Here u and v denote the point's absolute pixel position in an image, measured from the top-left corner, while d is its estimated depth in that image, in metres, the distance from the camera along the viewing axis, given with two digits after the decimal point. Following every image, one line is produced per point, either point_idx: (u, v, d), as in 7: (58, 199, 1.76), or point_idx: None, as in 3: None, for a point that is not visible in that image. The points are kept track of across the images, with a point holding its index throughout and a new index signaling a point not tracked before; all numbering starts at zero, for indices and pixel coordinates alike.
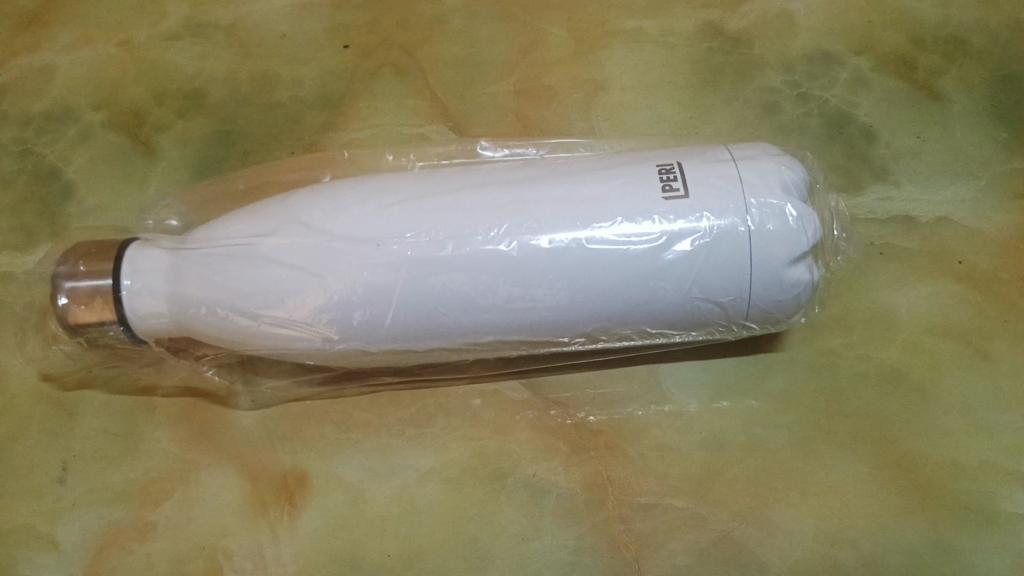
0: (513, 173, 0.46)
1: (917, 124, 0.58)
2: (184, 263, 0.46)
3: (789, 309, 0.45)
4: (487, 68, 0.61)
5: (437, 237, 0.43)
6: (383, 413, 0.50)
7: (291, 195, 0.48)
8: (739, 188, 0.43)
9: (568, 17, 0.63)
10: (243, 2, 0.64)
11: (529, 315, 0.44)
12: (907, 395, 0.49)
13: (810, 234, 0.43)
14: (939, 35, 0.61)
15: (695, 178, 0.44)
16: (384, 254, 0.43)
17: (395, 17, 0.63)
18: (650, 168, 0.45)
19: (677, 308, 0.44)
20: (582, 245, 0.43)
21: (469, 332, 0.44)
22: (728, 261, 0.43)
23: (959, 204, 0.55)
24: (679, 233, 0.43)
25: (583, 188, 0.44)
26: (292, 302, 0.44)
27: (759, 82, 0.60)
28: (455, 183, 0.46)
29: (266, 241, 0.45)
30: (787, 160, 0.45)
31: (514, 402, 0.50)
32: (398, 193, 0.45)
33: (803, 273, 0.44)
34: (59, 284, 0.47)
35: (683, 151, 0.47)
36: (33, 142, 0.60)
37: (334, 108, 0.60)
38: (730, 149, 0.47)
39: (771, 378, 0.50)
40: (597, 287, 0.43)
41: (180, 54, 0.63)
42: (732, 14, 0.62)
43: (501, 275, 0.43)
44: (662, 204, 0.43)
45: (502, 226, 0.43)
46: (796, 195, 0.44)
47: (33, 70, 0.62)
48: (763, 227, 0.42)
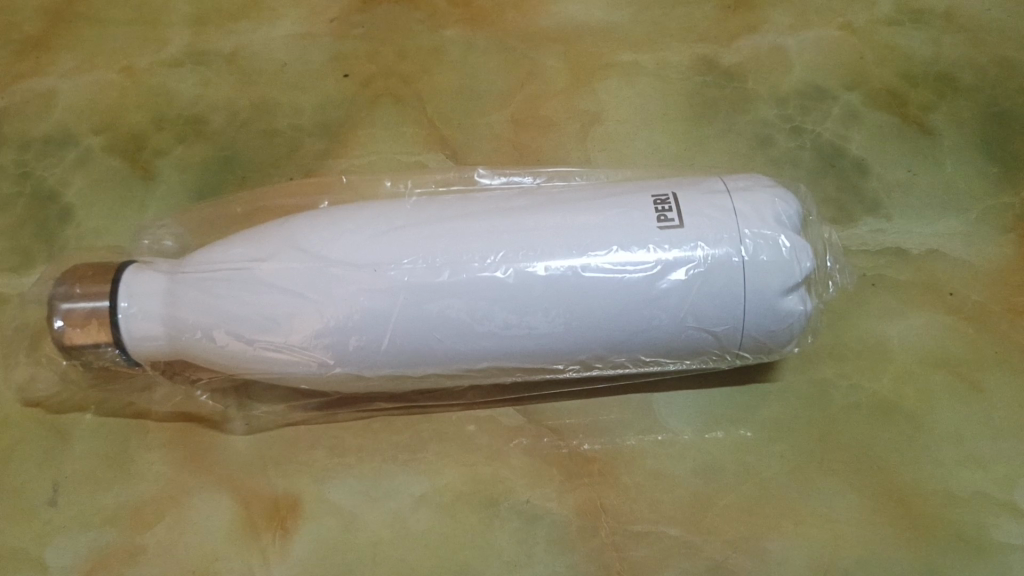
0: (510, 201, 0.47)
1: (908, 158, 0.58)
2: (181, 286, 0.46)
3: (783, 339, 0.45)
4: (485, 98, 0.62)
5: (434, 264, 0.43)
6: (377, 438, 0.50)
7: (289, 220, 0.48)
8: (733, 218, 0.44)
9: (565, 50, 0.64)
10: (245, 32, 0.66)
11: (525, 342, 0.44)
12: (900, 424, 0.49)
13: (803, 265, 0.44)
14: (929, 72, 0.62)
15: (690, 208, 0.44)
16: (381, 279, 0.43)
17: (395, 47, 0.64)
18: (645, 197, 0.46)
19: (671, 336, 0.44)
20: (577, 273, 0.43)
21: (464, 358, 0.45)
22: (722, 290, 0.43)
23: (950, 237, 0.55)
24: (674, 262, 0.43)
25: (579, 218, 0.45)
26: (289, 326, 0.44)
27: (752, 115, 0.61)
28: (453, 210, 0.46)
29: (264, 265, 0.45)
30: (781, 191, 0.46)
31: (508, 428, 0.50)
32: (396, 218, 0.46)
33: (797, 303, 0.44)
34: (56, 306, 0.47)
35: (678, 182, 0.47)
36: (32, 165, 0.61)
37: (334, 135, 0.61)
38: (724, 181, 0.47)
39: (764, 408, 0.50)
40: (592, 314, 0.43)
41: (181, 80, 0.64)
42: (726, 49, 0.63)
43: (496, 301, 0.43)
44: (656, 233, 0.44)
45: (498, 253, 0.44)
46: (790, 226, 0.45)
47: (35, 94, 0.63)
48: (756, 257, 0.43)
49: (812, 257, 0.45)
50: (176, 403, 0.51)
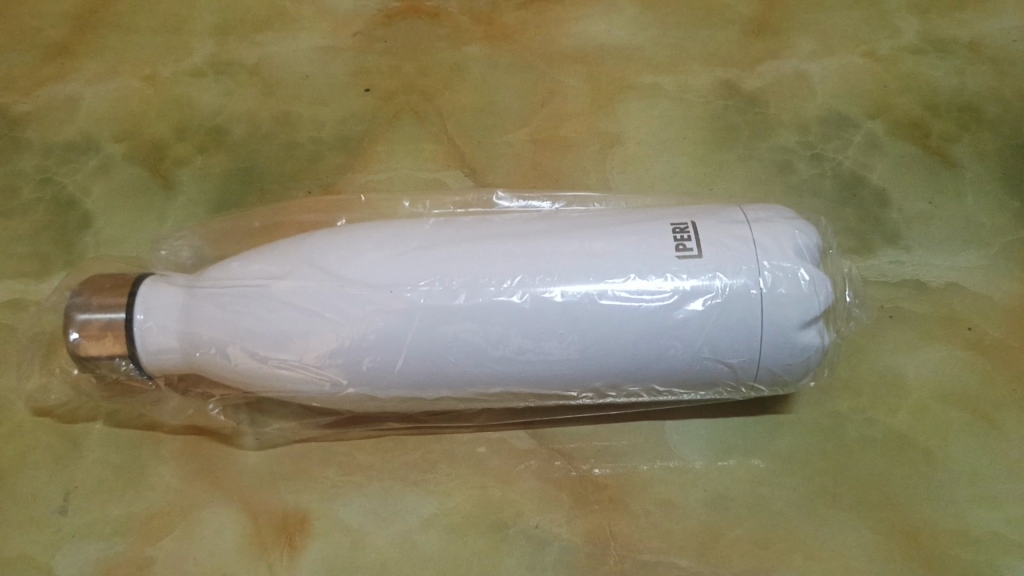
0: (529, 225, 0.47)
1: (929, 190, 0.58)
2: (198, 299, 0.46)
3: (799, 372, 0.45)
4: (505, 117, 0.62)
5: (450, 287, 0.43)
6: (387, 457, 0.50)
7: (306, 237, 0.48)
8: (752, 248, 0.44)
9: (587, 71, 0.64)
10: (270, 45, 0.66)
11: (539, 368, 0.44)
12: (914, 459, 0.49)
13: (822, 298, 0.43)
14: (953, 102, 0.62)
15: (709, 237, 0.44)
16: (396, 301, 0.43)
17: (417, 63, 0.65)
18: (663, 225, 0.46)
19: (687, 367, 0.44)
20: (594, 299, 0.43)
21: (478, 382, 0.44)
22: (741, 322, 0.43)
23: (969, 271, 0.55)
24: (693, 291, 0.43)
25: (597, 244, 0.45)
26: (304, 345, 0.44)
27: (773, 140, 0.60)
28: (471, 233, 0.46)
29: (280, 282, 0.45)
30: (800, 221, 0.46)
31: (519, 450, 0.50)
32: (413, 239, 0.46)
33: (814, 337, 0.44)
34: (72, 316, 0.47)
35: (697, 211, 0.47)
36: (53, 171, 0.61)
37: (353, 149, 0.61)
38: (743, 210, 0.47)
39: (777, 440, 0.50)
40: (608, 343, 0.43)
41: (204, 91, 0.64)
42: (748, 73, 0.63)
43: (512, 326, 0.43)
44: (674, 262, 0.44)
45: (515, 277, 0.43)
46: (810, 259, 0.44)
47: (59, 100, 0.64)
48: (775, 290, 0.43)
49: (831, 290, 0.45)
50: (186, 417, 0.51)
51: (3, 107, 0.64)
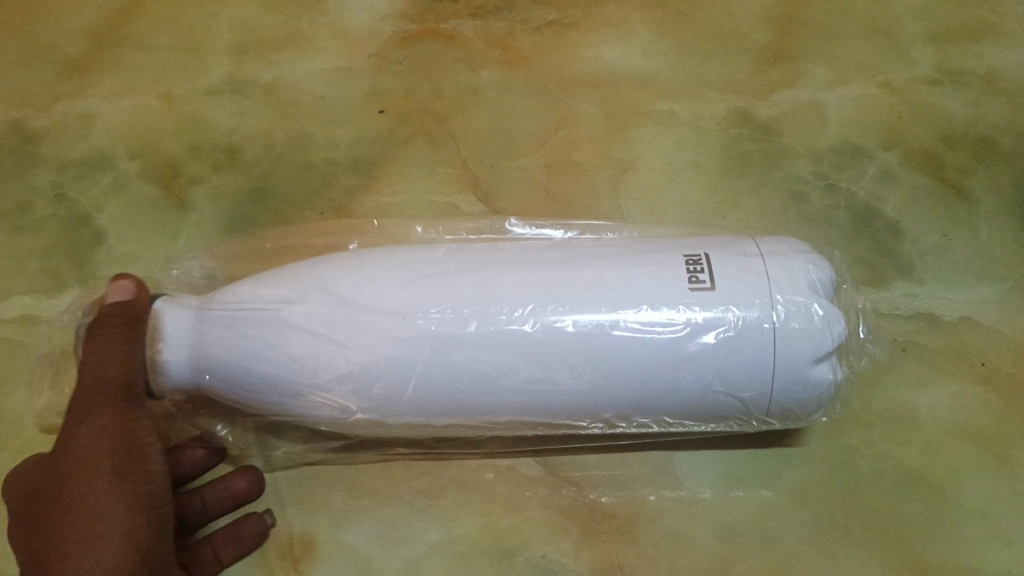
0: (542, 253, 0.47)
1: (944, 222, 0.58)
2: (209, 320, 0.46)
3: (811, 407, 0.45)
4: (519, 141, 0.62)
5: (462, 315, 0.43)
6: (394, 483, 0.50)
7: (318, 261, 0.48)
8: (765, 282, 0.44)
9: (601, 96, 0.64)
10: (286, 65, 0.67)
11: (548, 398, 0.44)
12: (925, 496, 0.49)
13: (836, 333, 0.43)
14: (969, 134, 0.62)
15: (722, 269, 0.44)
16: (407, 328, 0.43)
17: (432, 85, 0.65)
18: (676, 256, 0.45)
19: (698, 400, 0.44)
20: (606, 330, 0.43)
21: (488, 411, 0.44)
22: (753, 356, 0.42)
23: (983, 305, 0.54)
24: (705, 323, 0.43)
25: (609, 274, 0.45)
26: (314, 369, 0.44)
27: (787, 170, 0.60)
28: (484, 260, 0.46)
29: (292, 306, 0.45)
30: (813, 255, 0.46)
31: (527, 478, 0.50)
32: (425, 266, 0.46)
33: (827, 372, 0.43)
34: (81, 339, 0.46)
35: (710, 242, 0.47)
36: (68, 187, 0.62)
37: (367, 171, 0.61)
38: (757, 242, 0.47)
39: (788, 474, 0.49)
40: (618, 374, 0.43)
41: (219, 110, 0.65)
42: (763, 101, 0.63)
43: (522, 356, 0.43)
44: (686, 293, 0.43)
45: (526, 306, 0.43)
46: (823, 293, 0.44)
47: (74, 116, 0.65)
48: (788, 324, 0.42)
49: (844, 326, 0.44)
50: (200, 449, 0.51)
51: (20, 122, 0.64)
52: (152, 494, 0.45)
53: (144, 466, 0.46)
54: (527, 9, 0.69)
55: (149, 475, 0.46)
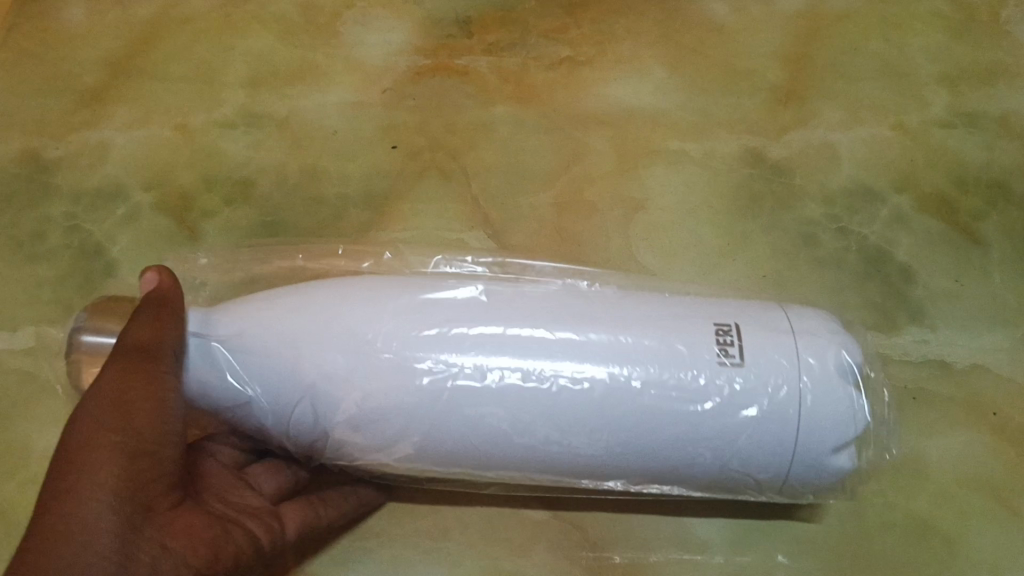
0: (562, 301, 0.45)
1: (956, 267, 0.57)
2: (220, 368, 0.45)
3: (823, 489, 0.44)
4: (530, 178, 0.62)
5: (480, 372, 0.42)
6: (399, 522, 0.50)
7: (325, 288, 0.46)
8: (796, 367, 0.42)
9: (613, 134, 0.64)
10: (300, 98, 0.67)
11: (561, 461, 0.43)
12: (935, 548, 0.48)
13: (858, 425, 0.43)
14: (981, 178, 0.61)
15: (753, 346, 0.43)
16: (425, 393, 0.42)
17: (444, 121, 0.65)
18: (705, 323, 0.44)
19: (713, 474, 0.43)
20: (629, 400, 0.42)
21: (495, 469, 0.44)
22: (775, 440, 0.42)
23: (995, 352, 0.54)
24: (732, 403, 0.42)
25: (633, 337, 0.43)
26: (334, 430, 0.44)
27: (798, 212, 0.60)
28: (504, 309, 0.44)
29: (304, 355, 0.43)
30: (843, 337, 0.45)
31: (532, 520, 0.49)
32: (439, 310, 0.44)
33: (844, 461, 0.43)
34: (76, 336, 0.46)
35: (739, 308, 0.46)
36: (81, 218, 0.62)
37: (377, 207, 0.61)
38: (789, 314, 0.45)
39: (797, 523, 0.49)
40: (636, 443, 0.42)
41: (233, 142, 0.65)
42: (775, 141, 0.63)
43: (540, 419, 0.42)
44: (716, 371, 0.42)
45: (546, 368, 0.42)
46: (851, 381, 0.43)
47: (89, 146, 0.65)
48: (813, 411, 0.42)
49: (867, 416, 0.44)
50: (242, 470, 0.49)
51: (37, 151, 0.65)
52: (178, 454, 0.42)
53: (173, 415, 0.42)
54: (540, 46, 0.69)
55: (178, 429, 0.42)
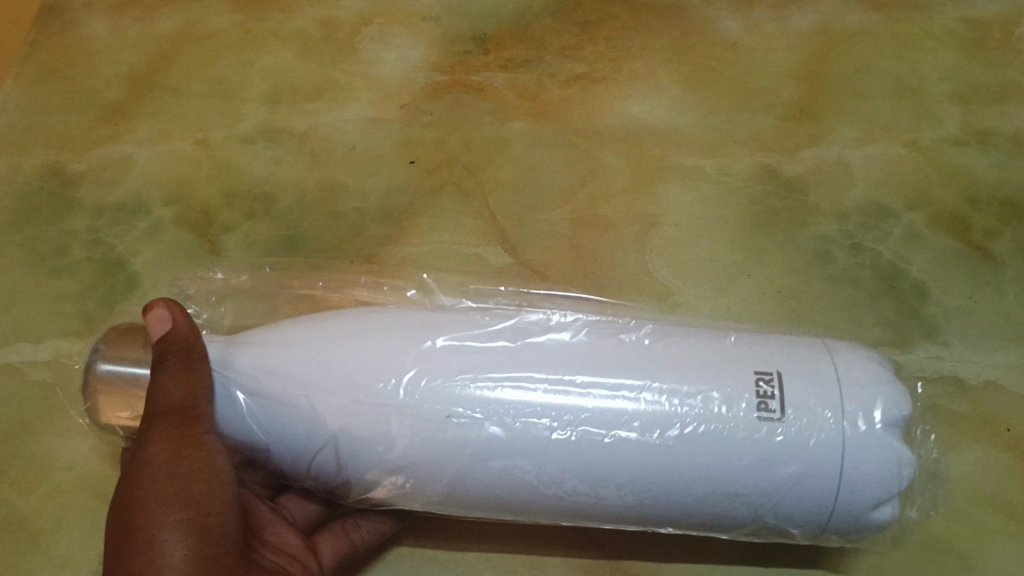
0: (598, 345, 0.43)
1: (969, 285, 0.58)
2: (240, 413, 0.44)
3: (868, 537, 0.43)
4: (546, 194, 0.63)
5: (504, 429, 0.41)
6: (419, 535, 0.51)
7: (348, 332, 0.44)
8: (840, 426, 0.40)
9: (628, 150, 0.65)
10: (319, 114, 0.68)
11: (589, 507, 0.42)
12: (950, 565, 0.48)
13: (904, 481, 0.40)
14: (994, 195, 0.62)
15: (795, 401, 0.40)
16: (448, 448, 0.41)
17: (461, 136, 0.66)
18: (746, 371, 0.41)
19: (750, 525, 0.42)
20: (660, 455, 0.40)
21: (528, 514, 0.43)
22: (816, 497, 0.40)
23: (1009, 370, 0.54)
24: (769, 462, 0.40)
25: (668, 389, 0.41)
26: (358, 478, 0.43)
27: (813, 229, 0.61)
28: (531, 359, 0.42)
29: (322, 404, 0.42)
30: (896, 388, 0.42)
31: (548, 534, 0.50)
32: (461, 355, 0.42)
33: (889, 513, 0.41)
34: (94, 365, 0.46)
35: (785, 353, 0.43)
36: (103, 231, 0.63)
37: (395, 222, 0.62)
38: (837, 360, 0.43)
39: (823, 551, 0.49)
40: (668, 497, 0.41)
41: (253, 157, 0.66)
42: (789, 158, 0.64)
43: (568, 473, 0.41)
44: (755, 426, 0.40)
45: (574, 423, 0.41)
46: (898, 435, 0.41)
47: (112, 160, 0.66)
48: (854, 469, 0.40)
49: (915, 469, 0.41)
50: (256, 503, 0.49)
51: (60, 166, 0.66)
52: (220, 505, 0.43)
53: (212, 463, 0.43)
54: (556, 63, 0.70)
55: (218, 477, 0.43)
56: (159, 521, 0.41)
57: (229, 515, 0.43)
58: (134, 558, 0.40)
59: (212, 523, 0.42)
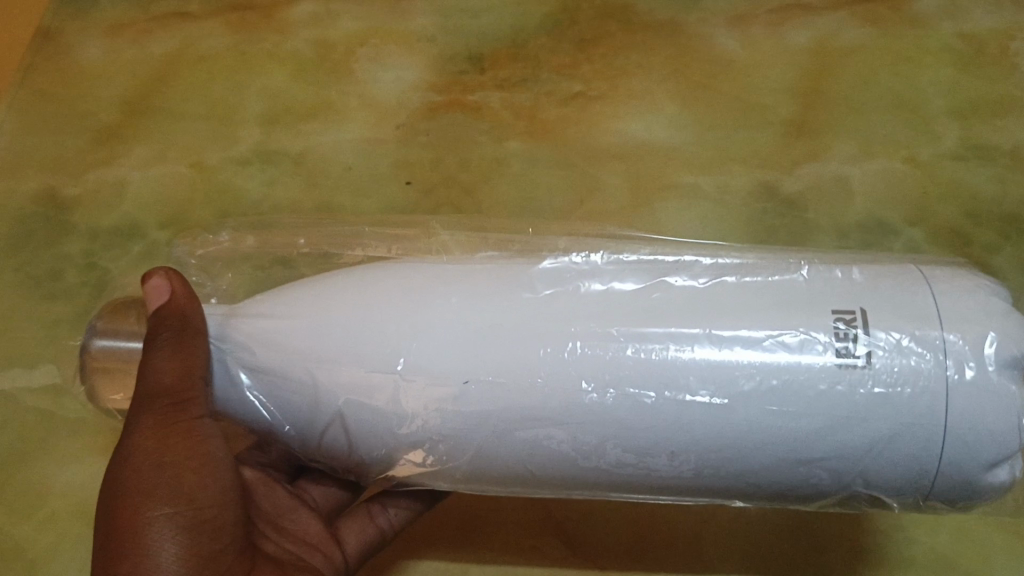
0: (668, 292, 0.41)
1: None
2: (275, 373, 0.42)
3: (974, 503, 0.40)
4: (545, 212, 0.62)
5: (565, 384, 0.38)
6: (428, 553, 0.53)
7: (401, 292, 0.42)
8: (940, 366, 0.37)
9: (627, 168, 0.65)
10: (315, 135, 0.68)
11: (642, 476, 0.40)
12: None
13: (1021, 437, 0.37)
14: (995, 210, 0.62)
15: (882, 343, 0.38)
16: (479, 416, 0.39)
17: (458, 157, 0.66)
18: (823, 313, 0.39)
19: (835, 491, 0.40)
20: (734, 412, 0.38)
21: (595, 478, 0.41)
22: (908, 455, 0.38)
23: None
24: (855, 416, 0.37)
25: (745, 337, 0.38)
26: (404, 443, 0.41)
27: (811, 245, 0.60)
28: (593, 308, 0.40)
29: (362, 361, 0.41)
30: (1010, 324, 0.38)
31: (554, 555, 0.52)
32: (499, 313, 0.40)
33: (1002, 474, 0.38)
34: (89, 344, 0.46)
35: (870, 289, 0.40)
36: (97, 255, 0.63)
37: None
38: (936, 291, 0.40)
39: (827, 573, 0.51)
40: (739, 464, 0.39)
41: (249, 178, 0.66)
42: (787, 175, 0.63)
43: (636, 431, 0.38)
44: (840, 375, 0.37)
45: (643, 375, 0.38)
46: (1014, 377, 0.38)
47: (106, 184, 0.66)
48: (958, 423, 0.37)
49: None
50: (274, 487, 0.52)
51: (54, 190, 0.66)
52: (211, 488, 0.43)
53: (201, 446, 0.43)
54: (552, 82, 0.69)
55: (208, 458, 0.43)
56: (146, 515, 0.40)
57: (223, 508, 0.43)
58: (120, 558, 0.40)
59: (205, 519, 0.42)
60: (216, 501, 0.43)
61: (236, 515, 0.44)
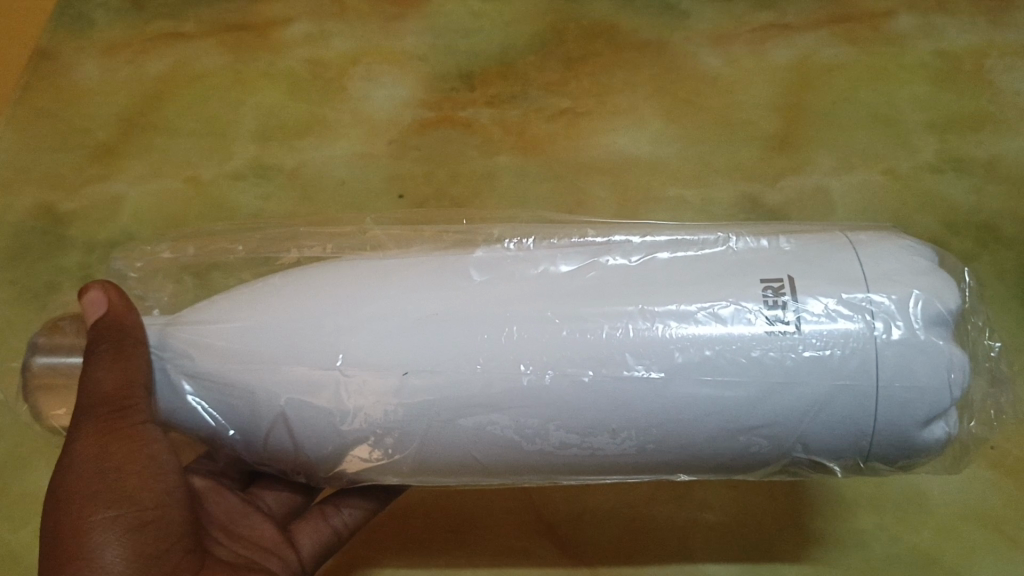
0: (607, 276, 0.43)
1: None
2: (222, 369, 0.43)
3: (919, 461, 0.42)
4: None
5: (505, 364, 0.40)
6: (417, 557, 0.55)
7: (346, 283, 0.45)
8: (869, 328, 0.39)
9: (612, 181, 0.66)
10: (308, 151, 0.69)
11: (587, 456, 0.42)
12: None
13: (954, 391, 0.39)
14: (972, 219, 0.64)
15: (810, 310, 0.40)
16: (422, 405, 0.41)
17: (449, 172, 0.67)
18: (752, 284, 0.41)
19: (778, 459, 0.42)
20: (670, 384, 0.39)
21: (546, 461, 0.42)
22: (845, 419, 0.39)
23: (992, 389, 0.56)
24: (789, 383, 0.39)
25: (677, 311, 0.40)
26: (347, 438, 0.42)
27: None
28: (532, 295, 0.42)
29: (313, 342, 0.42)
30: (936, 283, 0.41)
31: (542, 558, 0.54)
32: (445, 302, 0.42)
33: (937, 431, 0.40)
34: (29, 362, 0.47)
35: (797, 256, 0.42)
36: (94, 267, 0.64)
37: None
38: (863, 254, 0.42)
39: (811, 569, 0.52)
40: (681, 435, 0.40)
41: (243, 193, 0.67)
42: (769, 187, 0.65)
43: (578, 406, 0.40)
44: (769, 343, 0.39)
45: (582, 350, 0.40)
46: (942, 332, 0.40)
47: (104, 199, 0.68)
48: (891, 382, 0.39)
49: (967, 370, 0.40)
50: (224, 493, 0.53)
51: (52, 205, 0.68)
52: (154, 491, 0.43)
53: (144, 450, 0.44)
54: (541, 99, 0.71)
55: (150, 463, 0.44)
56: (89, 520, 0.41)
57: (168, 508, 0.44)
58: (65, 563, 0.40)
59: (149, 518, 0.43)
60: (159, 503, 0.44)
61: (184, 518, 0.45)
